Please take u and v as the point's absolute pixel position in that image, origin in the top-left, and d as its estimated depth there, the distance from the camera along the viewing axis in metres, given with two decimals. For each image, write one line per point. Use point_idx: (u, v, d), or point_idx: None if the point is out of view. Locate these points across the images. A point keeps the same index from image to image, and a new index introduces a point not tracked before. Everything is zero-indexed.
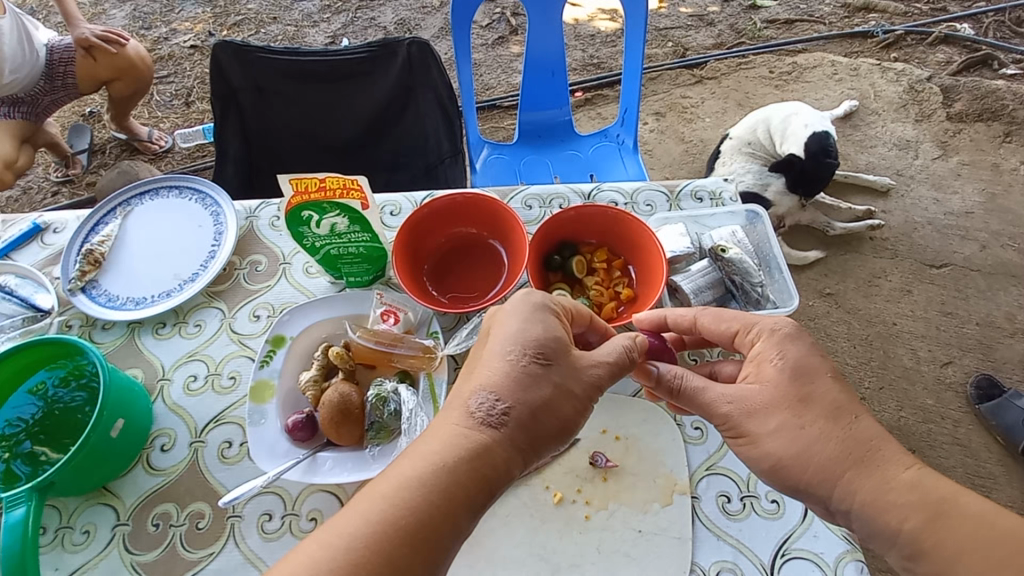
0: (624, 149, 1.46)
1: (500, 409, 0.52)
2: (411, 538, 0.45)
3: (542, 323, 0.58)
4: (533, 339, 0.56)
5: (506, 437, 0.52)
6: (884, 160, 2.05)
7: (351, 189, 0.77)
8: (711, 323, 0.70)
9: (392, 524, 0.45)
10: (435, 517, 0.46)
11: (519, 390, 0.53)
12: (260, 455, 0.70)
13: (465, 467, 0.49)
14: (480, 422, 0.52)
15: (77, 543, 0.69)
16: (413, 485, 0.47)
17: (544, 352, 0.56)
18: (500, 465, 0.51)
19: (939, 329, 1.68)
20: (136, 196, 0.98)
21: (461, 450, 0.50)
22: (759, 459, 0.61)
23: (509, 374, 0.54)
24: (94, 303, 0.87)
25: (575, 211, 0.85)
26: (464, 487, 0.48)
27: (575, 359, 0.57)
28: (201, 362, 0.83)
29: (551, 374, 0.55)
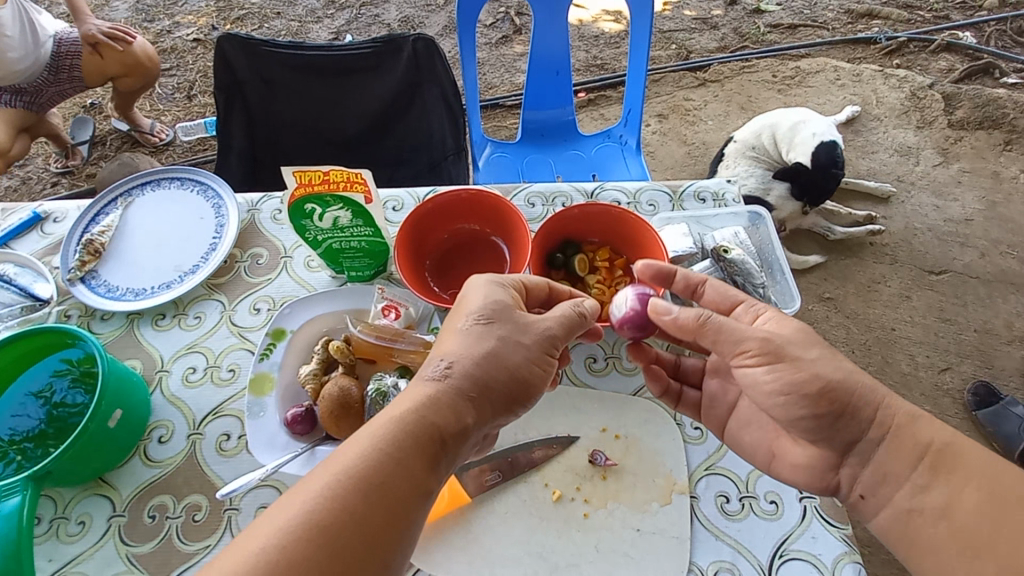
0: (627, 150, 1.46)
1: (443, 365, 0.56)
2: (363, 484, 0.46)
3: (485, 291, 0.63)
4: (474, 307, 0.61)
5: (453, 387, 0.54)
6: (886, 166, 2.06)
7: (355, 183, 0.76)
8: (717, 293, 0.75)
9: (345, 472, 0.46)
10: (387, 464, 0.48)
11: (462, 346, 0.57)
12: (258, 446, 0.70)
13: (413, 418, 0.51)
14: (428, 380, 0.55)
15: (72, 534, 0.68)
16: (363, 437, 0.49)
17: (485, 314, 0.60)
18: (449, 414, 0.53)
19: (937, 335, 1.68)
20: (137, 187, 0.98)
21: (408, 403, 0.52)
22: (811, 381, 0.62)
23: (454, 337, 0.58)
24: (93, 294, 0.86)
25: (579, 210, 0.84)
26: (413, 435, 0.50)
27: (518, 317, 0.61)
28: (200, 354, 0.82)
29: (494, 330, 0.59)
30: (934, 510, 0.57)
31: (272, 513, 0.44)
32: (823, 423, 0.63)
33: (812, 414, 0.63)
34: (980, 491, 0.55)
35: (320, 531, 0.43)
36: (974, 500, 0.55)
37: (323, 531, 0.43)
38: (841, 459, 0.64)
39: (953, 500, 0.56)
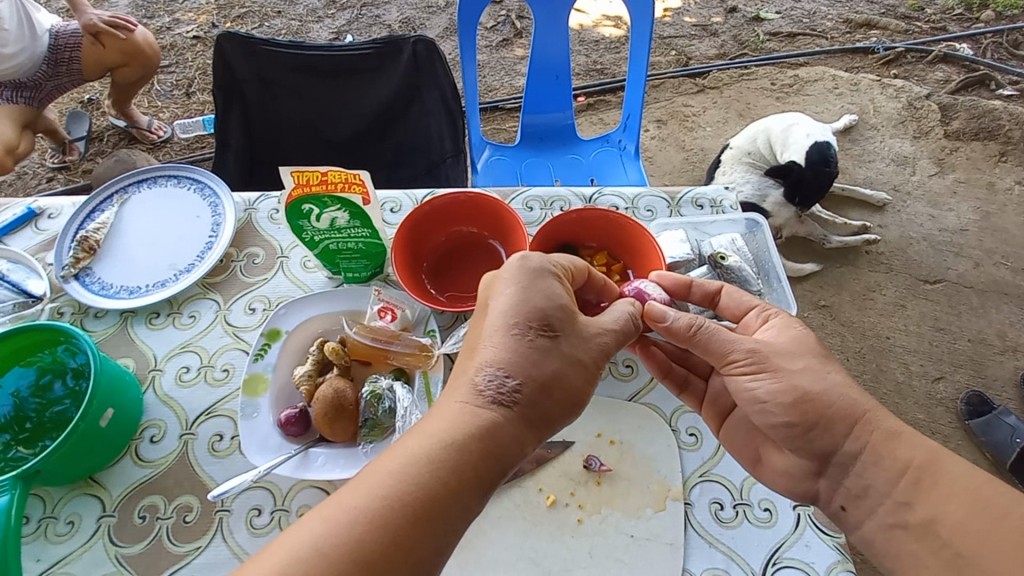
0: (626, 155, 1.46)
1: (509, 386, 0.53)
2: (417, 510, 0.45)
3: (541, 291, 0.58)
4: (535, 312, 0.57)
5: (517, 415, 0.53)
6: (882, 175, 2.07)
7: (353, 184, 0.76)
8: (733, 295, 0.76)
9: (399, 498, 0.45)
10: (443, 497, 0.47)
11: (528, 365, 0.54)
12: (251, 448, 0.70)
13: (475, 446, 0.50)
14: (489, 400, 0.52)
15: (60, 533, 0.67)
16: (421, 462, 0.48)
17: (548, 324, 0.56)
18: (509, 442, 0.51)
19: (932, 344, 1.69)
20: (133, 184, 0.97)
21: (471, 429, 0.50)
22: (785, 391, 0.64)
23: (514, 350, 0.55)
24: (86, 291, 0.86)
25: (577, 214, 0.84)
26: (474, 467, 0.49)
27: (580, 329, 0.58)
28: (194, 354, 0.82)
29: (558, 345, 0.56)
30: (918, 521, 0.57)
31: (315, 527, 0.44)
32: (794, 432, 0.65)
33: (785, 421, 0.65)
34: (963, 507, 0.55)
35: (369, 564, 0.42)
36: (955, 516, 0.55)
37: (371, 563, 0.43)
38: (820, 468, 0.65)
39: (937, 518, 0.56)
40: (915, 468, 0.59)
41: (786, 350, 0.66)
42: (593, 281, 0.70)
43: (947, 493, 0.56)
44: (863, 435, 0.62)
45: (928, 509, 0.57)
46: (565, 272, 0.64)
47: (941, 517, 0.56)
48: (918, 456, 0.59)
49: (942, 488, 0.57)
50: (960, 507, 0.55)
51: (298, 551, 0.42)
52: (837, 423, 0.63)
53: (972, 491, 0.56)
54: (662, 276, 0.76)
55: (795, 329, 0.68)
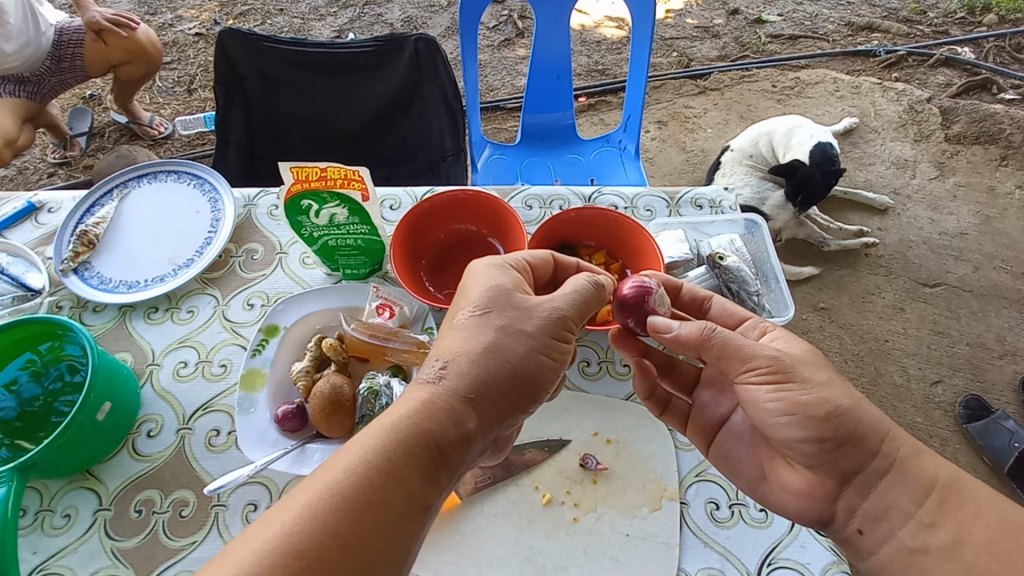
0: (626, 155, 1.46)
1: (440, 365, 0.54)
2: (347, 501, 0.45)
3: (482, 278, 0.61)
4: (474, 297, 0.59)
5: (452, 392, 0.53)
6: (882, 178, 2.07)
7: (352, 181, 0.76)
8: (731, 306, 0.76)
9: (330, 490, 0.45)
10: (374, 479, 0.46)
11: (460, 344, 0.56)
12: (248, 442, 0.70)
13: (406, 428, 0.50)
14: (423, 384, 0.54)
15: (57, 526, 0.67)
16: (352, 450, 0.48)
17: (482, 305, 0.58)
18: (445, 421, 0.51)
19: (930, 347, 1.69)
20: (134, 179, 0.97)
21: (401, 410, 0.51)
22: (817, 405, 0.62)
23: (452, 335, 0.57)
24: (86, 285, 0.86)
25: (575, 213, 0.84)
26: (405, 445, 0.49)
27: (518, 301, 0.59)
28: (192, 349, 0.82)
29: (492, 320, 0.57)
30: (945, 537, 0.57)
31: (253, 536, 0.43)
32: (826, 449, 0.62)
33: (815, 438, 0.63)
34: (989, 528, 0.56)
35: (301, 556, 0.42)
36: (982, 534, 0.56)
37: (303, 555, 0.42)
38: (838, 490, 0.63)
39: (962, 537, 0.56)
40: (940, 486, 0.60)
41: (806, 360, 0.65)
42: (563, 266, 0.71)
43: (980, 517, 0.57)
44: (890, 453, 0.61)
45: (953, 526, 0.57)
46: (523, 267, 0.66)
47: (968, 535, 0.56)
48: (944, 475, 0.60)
49: (968, 504, 0.58)
50: (988, 525, 0.56)
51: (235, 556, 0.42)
52: (868, 438, 0.61)
53: (997, 512, 0.57)
54: (654, 273, 0.76)
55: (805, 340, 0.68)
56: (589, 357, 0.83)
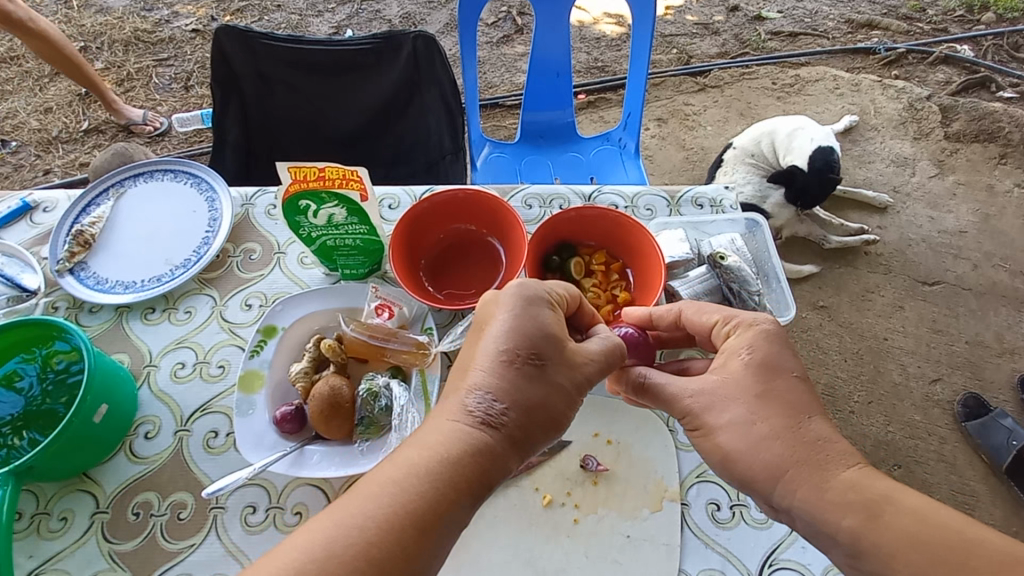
0: (626, 154, 1.45)
1: (497, 409, 0.51)
2: (418, 520, 0.44)
3: (534, 319, 0.55)
4: (526, 339, 0.53)
5: (505, 436, 0.50)
6: (882, 176, 2.07)
7: (351, 180, 0.75)
8: (693, 318, 0.68)
9: (402, 506, 0.45)
10: (443, 504, 0.46)
11: (516, 391, 0.52)
12: (245, 445, 0.69)
13: (468, 460, 0.48)
14: (478, 421, 0.50)
15: (53, 530, 0.67)
16: (421, 471, 0.47)
17: (538, 352, 0.53)
18: (500, 465, 0.50)
19: (929, 346, 1.69)
20: (130, 178, 0.97)
21: (465, 443, 0.49)
22: (711, 452, 0.58)
23: (505, 377, 0.52)
24: (82, 286, 0.85)
25: (576, 213, 0.84)
26: (469, 480, 0.47)
27: (571, 356, 0.55)
28: (190, 349, 0.81)
29: (547, 373, 0.53)
30: (868, 573, 0.49)
31: (324, 530, 0.43)
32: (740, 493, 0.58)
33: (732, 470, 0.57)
34: None
35: (374, 562, 0.42)
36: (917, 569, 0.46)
37: (377, 562, 0.42)
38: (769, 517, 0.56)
39: None
40: (847, 532, 0.50)
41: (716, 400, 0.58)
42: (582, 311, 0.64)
43: (902, 557, 0.47)
44: (787, 496, 0.53)
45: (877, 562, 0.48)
46: (562, 301, 0.60)
47: (890, 573, 0.47)
48: (851, 518, 0.50)
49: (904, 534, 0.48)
50: (910, 563, 0.46)
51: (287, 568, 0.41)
52: (758, 484, 0.55)
53: None
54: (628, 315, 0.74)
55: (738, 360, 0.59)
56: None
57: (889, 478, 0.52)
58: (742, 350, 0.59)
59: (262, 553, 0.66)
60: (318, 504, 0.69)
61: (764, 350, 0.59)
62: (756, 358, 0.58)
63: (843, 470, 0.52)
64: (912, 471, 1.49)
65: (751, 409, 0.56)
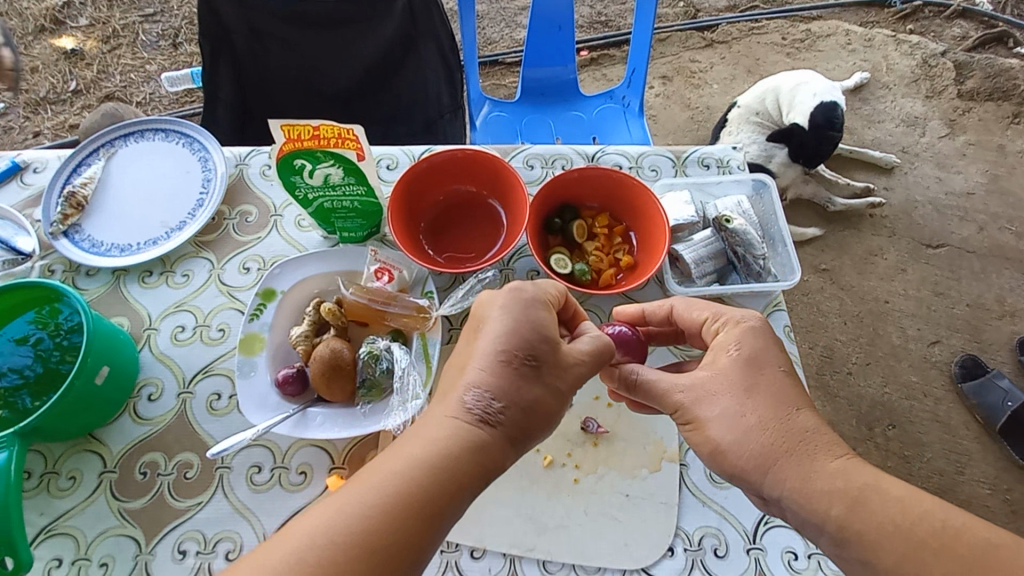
0: (630, 112, 1.41)
1: (495, 408, 0.51)
2: (417, 511, 0.45)
3: (531, 321, 0.55)
4: (523, 340, 0.54)
5: (501, 433, 0.51)
6: (891, 136, 2.02)
7: (347, 139, 0.72)
8: (683, 314, 0.68)
9: (401, 498, 0.45)
10: (440, 496, 0.46)
11: (512, 390, 0.52)
12: (249, 407, 0.70)
13: (465, 455, 0.48)
14: (476, 418, 0.50)
15: (63, 488, 0.68)
16: (419, 465, 0.47)
17: (533, 353, 0.54)
18: (496, 461, 0.50)
19: (930, 308, 1.69)
20: (120, 137, 0.94)
21: (463, 438, 0.49)
22: (702, 445, 0.58)
23: (501, 376, 0.52)
24: (77, 249, 0.84)
25: (579, 173, 0.82)
26: (466, 474, 0.48)
27: (565, 356, 0.55)
28: (189, 313, 0.81)
29: (541, 374, 0.54)
30: (853, 561, 0.50)
31: (323, 519, 0.43)
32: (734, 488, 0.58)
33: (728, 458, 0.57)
34: None
35: (373, 551, 0.42)
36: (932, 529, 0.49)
37: (376, 552, 0.43)
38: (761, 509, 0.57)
39: None
40: (834, 520, 0.51)
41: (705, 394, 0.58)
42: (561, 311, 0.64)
43: (884, 544, 0.48)
44: (776, 486, 0.54)
45: (860, 548, 0.49)
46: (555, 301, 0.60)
47: (876, 559, 0.48)
48: (837, 507, 0.51)
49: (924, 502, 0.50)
50: (893, 551, 0.48)
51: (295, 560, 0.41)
52: (750, 474, 0.55)
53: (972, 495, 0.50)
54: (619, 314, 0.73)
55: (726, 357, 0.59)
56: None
57: (873, 469, 0.53)
58: (730, 347, 0.60)
59: (269, 511, 0.67)
60: (322, 464, 0.70)
61: (750, 345, 0.59)
62: (744, 353, 0.59)
63: (829, 460, 0.53)
64: (906, 430, 1.52)
65: (739, 401, 0.56)
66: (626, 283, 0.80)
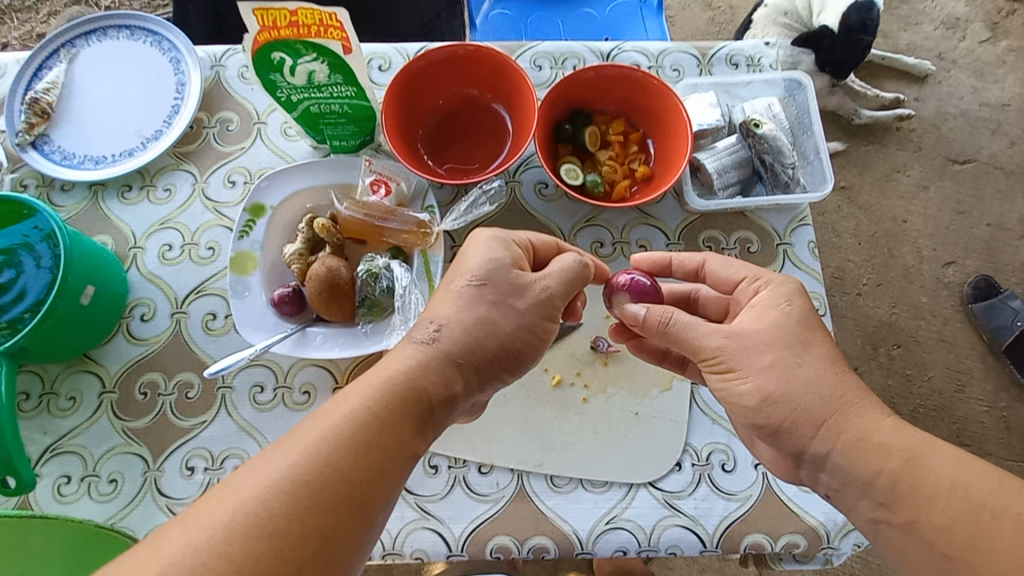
0: (646, 8, 1.27)
1: (434, 328, 0.52)
2: (353, 442, 0.45)
3: (474, 247, 0.57)
4: (466, 265, 0.56)
5: (444, 355, 0.51)
6: (928, 40, 1.84)
7: (330, 28, 0.63)
8: (716, 270, 0.67)
9: (335, 431, 0.45)
10: (375, 424, 0.46)
11: (455, 312, 0.53)
12: (245, 326, 0.67)
13: (403, 382, 0.49)
14: (416, 343, 0.52)
15: (64, 408, 0.67)
16: (352, 397, 0.47)
17: (480, 275, 0.54)
18: (436, 386, 0.50)
19: (949, 228, 1.63)
20: (81, 36, 0.83)
21: (400, 366, 0.50)
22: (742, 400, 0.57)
23: (446, 300, 0.54)
24: (48, 161, 0.77)
25: (593, 72, 0.74)
26: (403, 400, 0.48)
27: (516, 277, 0.55)
28: (175, 231, 0.76)
29: (487, 295, 0.54)
30: (898, 525, 0.51)
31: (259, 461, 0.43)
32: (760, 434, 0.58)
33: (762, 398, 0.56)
34: None
35: (307, 485, 0.42)
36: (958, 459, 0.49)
37: (309, 485, 0.42)
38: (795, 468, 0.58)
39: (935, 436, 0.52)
40: (887, 474, 0.52)
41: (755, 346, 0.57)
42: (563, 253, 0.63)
43: (940, 500, 0.49)
44: (831, 438, 0.54)
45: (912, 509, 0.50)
46: (528, 245, 0.61)
47: (925, 517, 0.50)
48: (892, 462, 0.52)
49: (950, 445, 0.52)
50: (948, 507, 0.49)
51: (234, 504, 0.40)
52: (801, 427, 0.55)
53: None
54: (642, 258, 0.69)
55: (777, 310, 0.59)
56: (562, 228, 0.76)
57: (925, 431, 0.54)
58: (781, 303, 0.59)
59: (274, 429, 0.67)
60: (325, 383, 0.69)
61: (800, 303, 0.59)
62: (794, 312, 0.59)
63: (884, 418, 0.55)
64: (910, 349, 1.52)
65: (791, 356, 0.56)
66: (642, 196, 0.74)
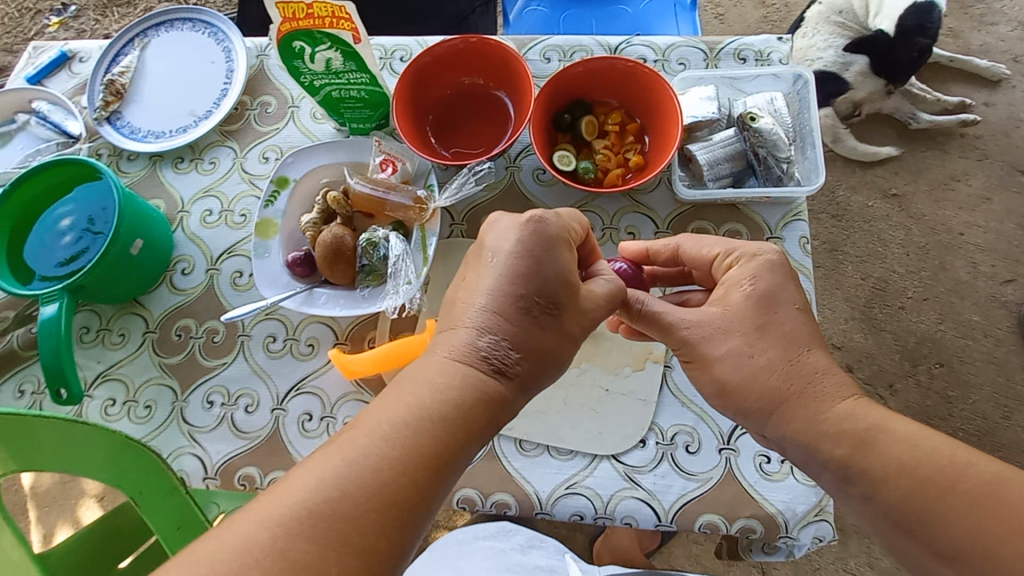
0: (680, 5, 1.28)
1: (507, 353, 0.51)
2: (428, 459, 0.45)
3: (548, 261, 0.53)
4: (536, 282, 0.52)
5: (511, 377, 0.51)
6: (1004, 41, 1.70)
7: (341, 18, 0.71)
8: (691, 251, 0.67)
9: (410, 448, 0.45)
10: (447, 441, 0.46)
11: (524, 334, 0.51)
12: (262, 281, 0.76)
13: (474, 401, 0.48)
14: (487, 363, 0.50)
15: (115, 342, 0.79)
16: (428, 413, 0.47)
17: (548, 296, 0.52)
18: (507, 406, 0.50)
19: (1011, 243, 1.52)
20: (152, 27, 0.96)
21: (471, 385, 0.49)
22: (708, 382, 0.60)
23: (514, 319, 0.52)
24: (118, 134, 0.91)
25: (584, 66, 0.77)
26: (474, 421, 0.48)
27: (579, 300, 0.54)
28: (216, 199, 0.87)
29: (555, 318, 0.53)
30: (856, 495, 0.52)
31: (333, 470, 0.43)
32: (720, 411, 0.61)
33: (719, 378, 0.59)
34: None
35: (383, 501, 0.43)
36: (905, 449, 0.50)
37: (386, 500, 0.43)
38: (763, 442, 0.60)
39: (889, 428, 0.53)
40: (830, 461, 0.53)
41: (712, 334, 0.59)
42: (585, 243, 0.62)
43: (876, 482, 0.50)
44: (780, 427, 0.57)
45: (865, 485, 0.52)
46: (576, 236, 0.58)
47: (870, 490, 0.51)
48: (844, 445, 0.53)
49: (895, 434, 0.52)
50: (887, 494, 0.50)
51: (312, 513, 0.41)
52: (756, 413, 0.58)
53: None
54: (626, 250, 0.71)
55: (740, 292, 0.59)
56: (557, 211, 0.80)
57: (881, 416, 0.54)
58: (744, 282, 0.60)
59: (284, 375, 0.76)
60: (328, 339, 0.77)
61: (766, 281, 0.59)
62: (758, 289, 0.59)
63: (835, 403, 0.55)
64: (954, 368, 1.43)
65: (748, 342, 0.58)
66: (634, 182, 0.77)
